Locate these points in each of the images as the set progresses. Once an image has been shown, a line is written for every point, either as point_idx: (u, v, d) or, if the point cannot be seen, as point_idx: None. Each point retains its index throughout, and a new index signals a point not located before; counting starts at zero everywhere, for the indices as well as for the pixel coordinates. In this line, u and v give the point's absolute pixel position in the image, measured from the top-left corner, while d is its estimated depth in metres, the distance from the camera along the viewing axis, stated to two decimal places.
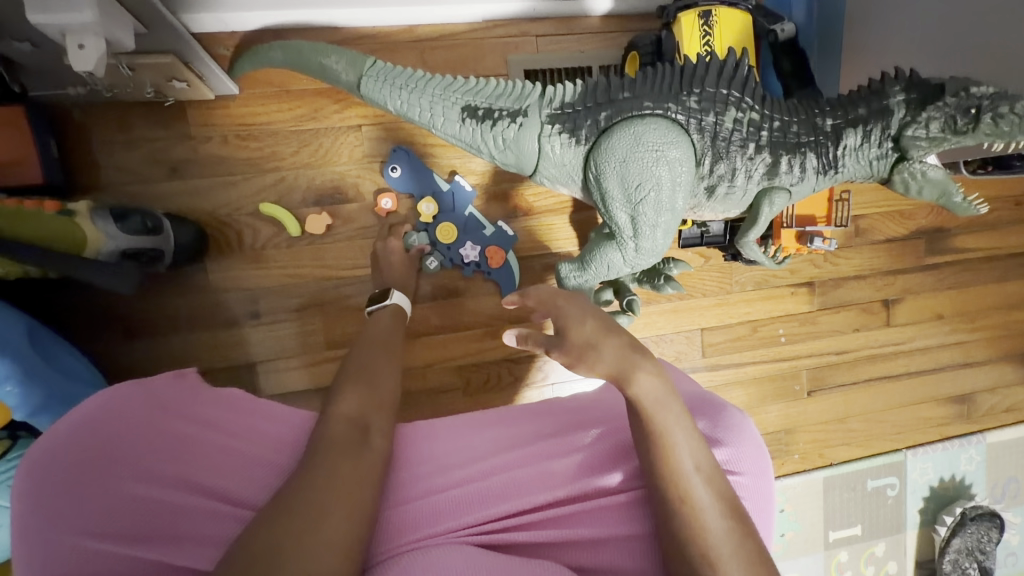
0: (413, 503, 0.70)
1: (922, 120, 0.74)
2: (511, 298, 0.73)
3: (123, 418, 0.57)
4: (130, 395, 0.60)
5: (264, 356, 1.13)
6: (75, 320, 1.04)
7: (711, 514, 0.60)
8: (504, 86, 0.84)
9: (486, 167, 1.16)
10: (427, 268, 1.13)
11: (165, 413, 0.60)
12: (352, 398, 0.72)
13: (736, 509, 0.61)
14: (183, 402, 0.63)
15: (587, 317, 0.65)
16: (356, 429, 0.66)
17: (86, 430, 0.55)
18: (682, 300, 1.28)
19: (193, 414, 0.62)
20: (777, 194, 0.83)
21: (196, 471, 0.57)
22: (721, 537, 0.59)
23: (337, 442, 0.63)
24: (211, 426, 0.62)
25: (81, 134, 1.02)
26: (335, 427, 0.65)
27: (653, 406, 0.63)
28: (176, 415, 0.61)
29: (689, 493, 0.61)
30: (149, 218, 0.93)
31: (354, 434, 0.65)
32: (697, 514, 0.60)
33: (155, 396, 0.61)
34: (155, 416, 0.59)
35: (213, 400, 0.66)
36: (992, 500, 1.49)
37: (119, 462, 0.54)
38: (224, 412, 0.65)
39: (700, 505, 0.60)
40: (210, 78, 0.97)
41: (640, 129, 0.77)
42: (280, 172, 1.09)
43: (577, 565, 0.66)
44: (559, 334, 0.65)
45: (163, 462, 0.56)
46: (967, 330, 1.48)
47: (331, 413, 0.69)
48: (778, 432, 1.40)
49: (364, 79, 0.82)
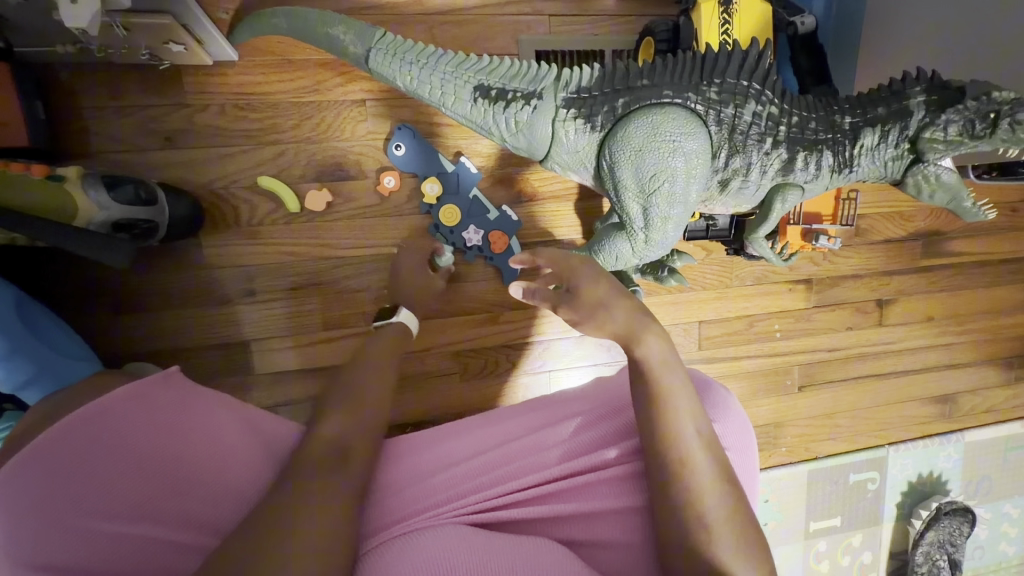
0: (407, 489, 0.71)
1: (941, 122, 0.74)
2: (520, 257, 0.67)
3: (99, 442, 0.52)
4: (108, 408, 0.54)
5: (258, 335, 1.10)
6: (62, 292, 1.01)
7: (705, 476, 0.61)
8: (519, 66, 0.81)
9: (492, 150, 1.13)
10: (439, 263, 1.11)
11: (145, 434, 0.55)
12: (340, 415, 0.67)
13: (730, 477, 0.62)
14: (168, 415, 0.58)
15: (600, 279, 0.63)
16: (336, 450, 0.63)
17: (56, 456, 0.50)
18: (682, 293, 1.28)
19: (178, 430, 0.57)
20: (791, 190, 0.82)
21: (178, 502, 0.54)
22: (715, 500, 0.60)
23: (317, 455, 0.61)
24: (196, 445, 0.58)
25: (70, 97, 0.97)
26: (314, 446, 0.62)
27: (657, 367, 0.63)
28: (159, 435, 0.56)
29: (687, 454, 0.61)
30: (143, 188, 0.89)
31: (333, 455, 0.62)
32: (694, 475, 0.60)
33: (133, 410, 0.55)
34: (136, 438, 0.54)
35: (201, 411, 0.61)
36: (965, 496, 1.54)
37: (94, 498, 0.50)
38: (211, 429, 0.60)
39: (696, 467, 0.61)
40: (210, 44, 0.92)
41: (658, 118, 0.75)
42: (280, 146, 1.05)
43: (568, 539, 0.69)
44: (570, 292, 0.63)
45: (143, 494, 0.53)
46: (955, 333, 1.51)
47: (314, 433, 0.65)
48: (767, 426, 1.42)
49: (373, 52, 0.78)
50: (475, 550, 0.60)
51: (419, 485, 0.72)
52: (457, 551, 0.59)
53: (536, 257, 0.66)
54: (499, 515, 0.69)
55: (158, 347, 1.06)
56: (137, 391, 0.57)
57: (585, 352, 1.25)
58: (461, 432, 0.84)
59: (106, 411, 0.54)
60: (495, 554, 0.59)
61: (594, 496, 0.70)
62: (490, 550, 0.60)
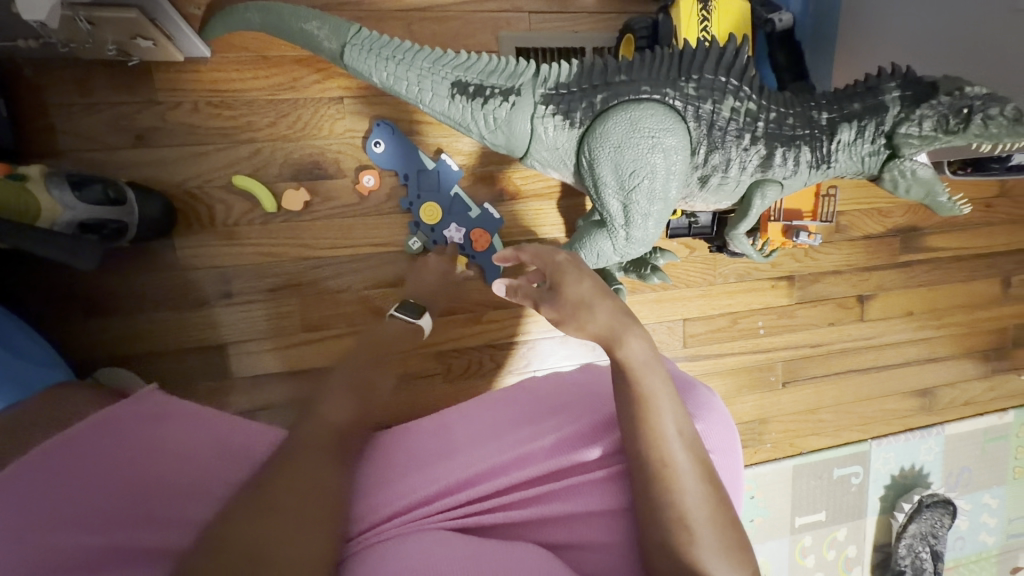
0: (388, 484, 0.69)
1: (916, 117, 0.75)
2: (502, 254, 0.66)
3: (74, 468, 0.52)
4: (85, 437, 0.55)
5: (236, 337, 1.08)
6: (29, 296, 0.97)
7: (689, 479, 0.60)
8: (497, 62, 0.80)
9: (473, 148, 1.12)
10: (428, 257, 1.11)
11: (117, 459, 0.55)
12: (342, 403, 0.65)
13: (712, 475, 0.62)
14: (142, 436, 0.58)
15: (584, 276, 0.63)
16: (337, 440, 0.60)
17: (36, 480, 0.50)
18: (666, 290, 1.28)
19: (151, 453, 0.57)
20: (769, 186, 0.82)
21: (141, 524, 0.52)
22: (698, 503, 0.59)
23: (312, 447, 0.58)
24: (171, 466, 0.57)
25: (33, 95, 0.94)
26: (316, 431, 0.59)
27: (640, 369, 0.62)
28: (134, 459, 0.56)
29: (669, 459, 0.60)
30: (111, 188, 0.87)
31: (333, 447, 0.59)
32: (678, 478, 0.60)
33: (111, 438, 0.56)
34: (109, 464, 0.54)
35: (176, 432, 0.61)
36: (946, 488, 1.57)
37: (61, 523, 0.49)
38: (186, 446, 0.60)
39: (680, 471, 0.60)
40: (180, 39, 0.90)
41: (637, 114, 0.75)
42: (256, 144, 1.03)
43: (549, 542, 0.68)
44: (553, 290, 0.62)
45: (110, 514, 0.52)
46: (934, 327, 1.53)
47: (315, 414, 0.62)
48: (751, 422, 1.43)
49: (347, 47, 0.77)
50: (462, 557, 0.59)
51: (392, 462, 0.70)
52: (441, 557, 0.58)
53: (520, 253, 0.66)
54: (482, 518, 0.68)
55: (131, 351, 1.04)
56: (113, 421, 0.58)
57: (570, 351, 1.24)
58: (445, 418, 0.82)
59: (85, 441, 0.55)
60: (481, 559, 0.59)
61: (579, 497, 0.69)
62: (477, 556, 0.59)
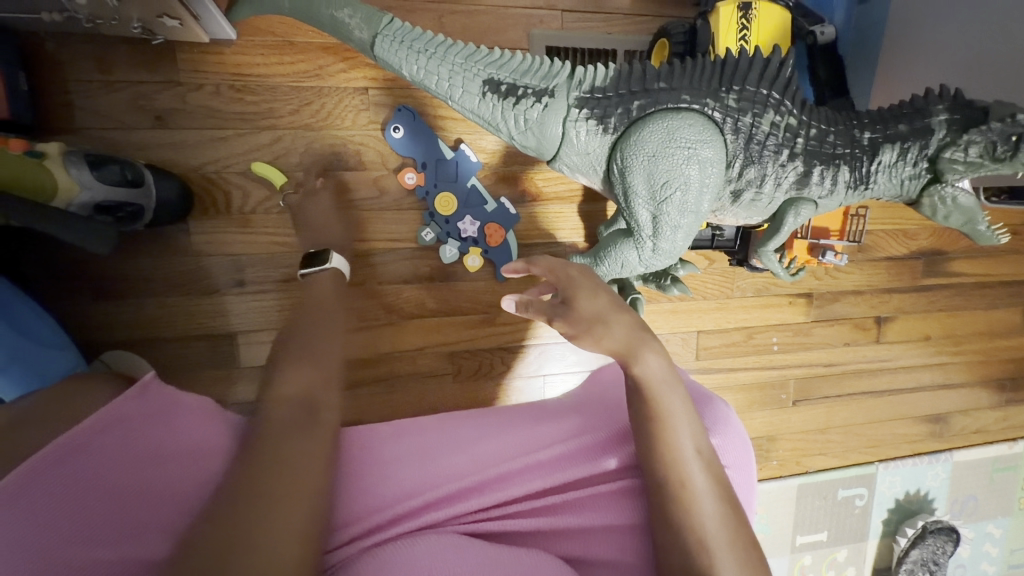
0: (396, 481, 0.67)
1: (962, 142, 0.72)
2: (514, 265, 0.65)
3: (76, 480, 0.48)
4: (83, 442, 0.50)
5: (246, 326, 1.06)
6: (40, 273, 0.96)
7: (706, 499, 0.58)
8: (531, 62, 0.78)
9: (497, 146, 1.10)
10: (444, 258, 1.10)
11: (123, 470, 0.51)
12: (299, 372, 0.61)
13: (730, 495, 0.59)
14: (151, 439, 0.54)
15: (598, 291, 0.61)
16: (303, 411, 0.58)
17: (40, 490, 0.46)
18: (683, 301, 1.26)
19: (152, 457, 0.54)
20: (804, 205, 0.80)
21: (147, 521, 0.51)
22: (714, 522, 0.57)
23: (280, 423, 0.56)
24: (176, 469, 0.55)
25: (54, 69, 0.92)
26: (279, 410, 0.57)
27: (656, 385, 0.60)
28: (135, 464, 0.52)
29: (686, 477, 0.58)
30: (129, 169, 0.86)
31: (301, 414, 0.57)
32: (695, 498, 0.58)
33: (114, 441, 0.52)
34: (116, 463, 0.51)
35: (176, 432, 0.57)
36: (950, 515, 1.55)
37: (70, 522, 0.47)
38: (188, 451, 0.56)
39: (697, 489, 0.58)
40: (206, 20, 0.87)
41: (675, 123, 0.73)
42: (277, 131, 1.01)
43: (563, 554, 0.66)
44: (566, 304, 0.60)
45: (110, 529, 0.48)
46: (950, 353, 1.51)
47: (267, 393, 0.59)
48: (759, 438, 1.41)
49: (379, 38, 0.74)
50: (471, 564, 0.56)
51: (411, 469, 0.69)
52: (453, 562, 0.56)
53: (532, 266, 0.64)
54: (493, 526, 0.66)
55: (138, 334, 1.02)
56: (121, 423, 0.53)
57: (581, 358, 1.22)
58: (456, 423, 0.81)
59: (85, 447, 0.50)
60: (491, 565, 0.57)
61: (593, 508, 0.67)
62: (488, 565, 0.57)
